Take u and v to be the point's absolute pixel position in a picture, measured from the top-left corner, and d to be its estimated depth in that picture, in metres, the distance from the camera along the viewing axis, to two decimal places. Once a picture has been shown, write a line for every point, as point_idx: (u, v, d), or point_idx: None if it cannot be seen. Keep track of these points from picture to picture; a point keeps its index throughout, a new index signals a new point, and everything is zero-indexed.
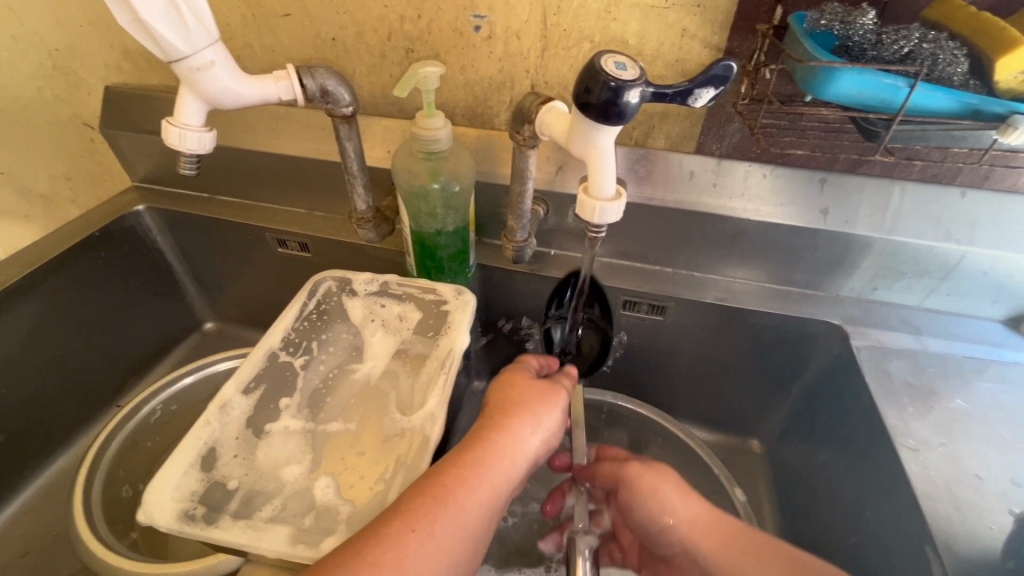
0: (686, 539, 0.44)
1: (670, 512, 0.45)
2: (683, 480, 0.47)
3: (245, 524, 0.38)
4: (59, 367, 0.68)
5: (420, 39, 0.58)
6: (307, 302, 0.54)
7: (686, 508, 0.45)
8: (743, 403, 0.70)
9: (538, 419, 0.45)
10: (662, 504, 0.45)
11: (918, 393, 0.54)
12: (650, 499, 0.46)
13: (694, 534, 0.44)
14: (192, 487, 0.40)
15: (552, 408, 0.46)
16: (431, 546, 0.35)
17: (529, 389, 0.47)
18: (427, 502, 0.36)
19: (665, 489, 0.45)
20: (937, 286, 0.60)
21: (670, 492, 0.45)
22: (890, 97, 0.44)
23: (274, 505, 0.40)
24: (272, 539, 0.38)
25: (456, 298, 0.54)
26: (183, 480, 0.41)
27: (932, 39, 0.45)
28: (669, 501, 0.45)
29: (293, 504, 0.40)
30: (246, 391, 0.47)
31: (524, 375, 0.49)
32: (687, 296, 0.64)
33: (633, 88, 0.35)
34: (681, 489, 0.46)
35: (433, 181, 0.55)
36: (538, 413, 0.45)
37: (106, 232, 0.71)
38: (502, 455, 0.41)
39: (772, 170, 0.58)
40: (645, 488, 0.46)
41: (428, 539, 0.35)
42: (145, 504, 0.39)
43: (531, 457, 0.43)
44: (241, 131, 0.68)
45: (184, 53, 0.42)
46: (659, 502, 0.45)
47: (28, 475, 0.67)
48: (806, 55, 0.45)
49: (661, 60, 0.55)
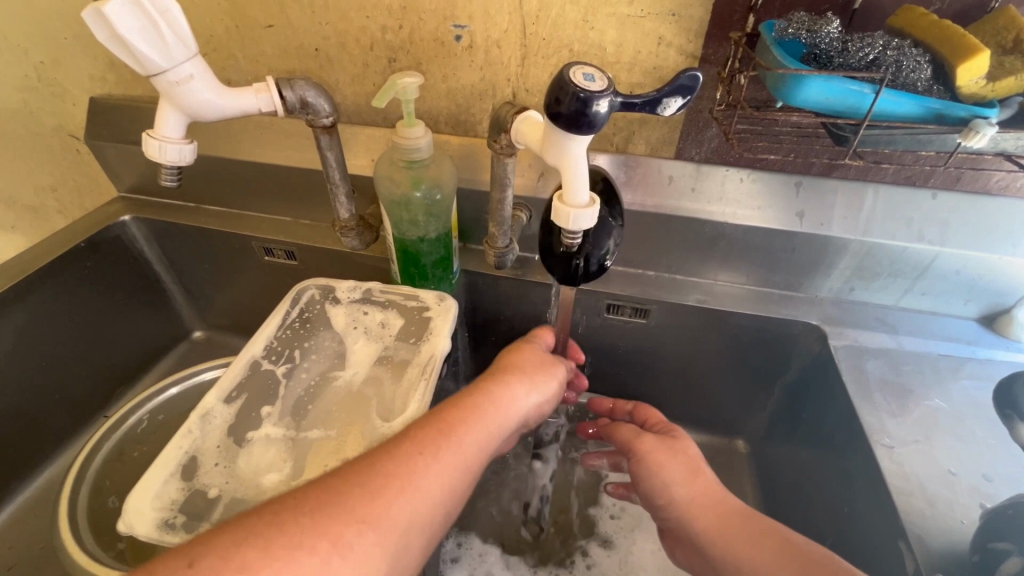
0: (684, 516, 0.46)
1: (671, 488, 0.47)
2: (695, 461, 0.48)
3: None
4: (45, 378, 0.68)
5: (402, 49, 0.59)
6: (290, 310, 0.55)
7: (688, 488, 0.46)
8: (728, 403, 0.71)
9: (536, 381, 0.47)
10: (665, 479, 0.47)
11: (894, 391, 0.55)
12: (655, 473, 0.48)
13: (692, 511, 0.45)
14: (172, 496, 0.41)
15: (551, 373, 0.48)
16: (437, 468, 0.36)
17: (530, 354, 0.50)
18: (434, 432, 0.38)
19: (670, 467, 0.48)
20: (913, 286, 0.61)
21: (677, 470, 0.47)
22: (857, 103, 0.46)
23: None
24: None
25: (438, 304, 0.55)
26: (164, 489, 0.41)
27: (896, 47, 0.46)
28: (672, 479, 0.47)
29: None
30: (228, 399, 0.47)
31: (532, 346, 0.51)
32: (670, 299, 0.65)
33: (601, 98, 0.36)
34: (688, 469, 0.47)
35: (415, 189, 0.56)
36: (536, 374, 0.47)
37: (92, 242, 0.72)
38: (503, 402, 0.43)
39: (750, 174, 0.59)
40: (653, 465, 0.49)
41: (437, 462, 0.36)
42: (125, 514, 0.39)
43: (525, 411, 0.45)
44: (226, 141, 0.69)
45: (162, 67, 0.42)
46: (666, 474, 0.48)
47: (14, 489, 0.67)
48: (775, 62, 0.47)
49: (639, 67, 0.56)
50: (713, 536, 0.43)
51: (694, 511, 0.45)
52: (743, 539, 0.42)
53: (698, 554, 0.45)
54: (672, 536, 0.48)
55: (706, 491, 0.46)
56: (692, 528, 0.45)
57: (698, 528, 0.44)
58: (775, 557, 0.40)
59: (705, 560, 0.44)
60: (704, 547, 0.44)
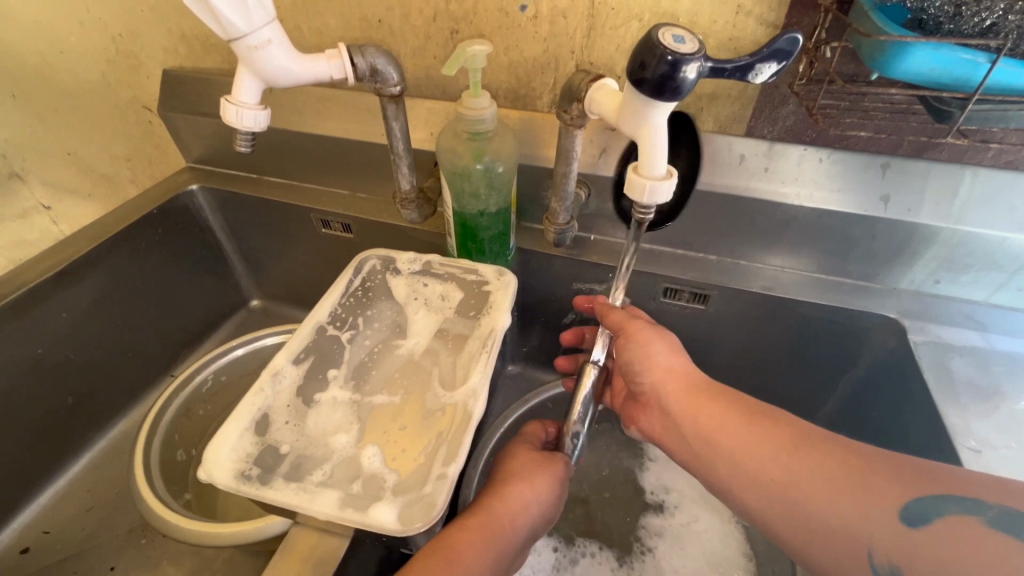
0: (655, 381, 0.50)
1: (652, 360, 0.51)
2: (676, 341, 0.52)
3: (296, 486, 0.40)
4: (121, 335, 0.73)
5: (465, 19, 0.58)
6: (353, 278, 0.55)
7: (668, 361, 0.50)
8: (787, 398, 0.68)
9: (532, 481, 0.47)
10: (651, 356, 0.51)
11: (980, 392, 0.52)
12: (639, 348, 0.51)
13: (666, 378, 0.50)
14: (248, 449, 0.42)
15: (543, 471, 0.48)
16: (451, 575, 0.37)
17: (525, 460, 0.49)
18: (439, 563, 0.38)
19: (655, 346, 0.51)
20: (1007, 281, 0.57)
21: (658, 347, 0.51)
22: (968, 74, 0.41)
23: (324, 470, 0.41)
24: (321, 503, 0.39)
25: (498, 279, 0.54)
26: (239, 442, 0.42)
27: (1019, 11, 0.42)
28: (654, 353, 0.51)
29: (340, 471, 0.41)
30: (296, 360, 0.48)
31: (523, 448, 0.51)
32: (731, 285, 0.62)
33: (692, 61, 0.34)
34: (669, 348, 0.51)
35: (477, 162, 0.55)
36: (530, 478, 0.47)
37: (163, 210, 0.75)
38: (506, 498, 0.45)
39: (829, 154, 0.55)
40: (637, 342, 0.51)
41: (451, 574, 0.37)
42: (205, 462, 0.40)
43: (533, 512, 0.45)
44: (289, 113, 0.70)
45: (243, 31, 0.43)
46: (645, 351, 0.51)
47: (93, 436, 0.72)
48: (875, 30, 0.43)
49: (713, 38, 0.53)
50: (680, 401, 0.48)
51: (666, 380, 0.49)
52: (703, 404, 0.47)
53: (662, 414, 0.50)
54: (645, 401, 0.52)
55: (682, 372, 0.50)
56: (661, 394, 0.50)
57: (669, 395, 0.49)
58: (730, 412, 0.45)
59: (669, 419, 0.49)
60: (670, 409, 0.49)
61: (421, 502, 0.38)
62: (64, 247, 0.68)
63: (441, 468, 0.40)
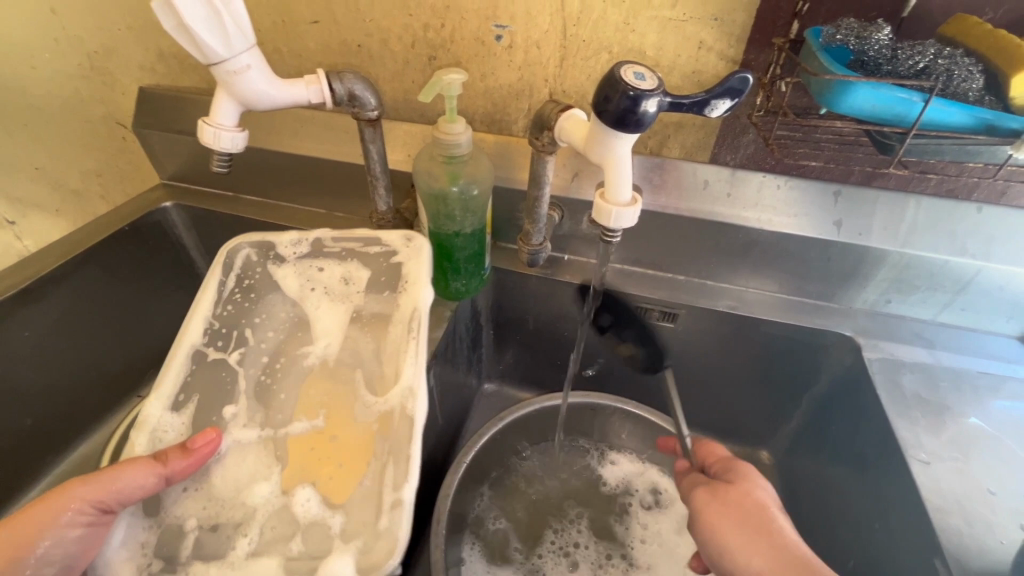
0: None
1: (728, 551, 0.43)
2: (757, 511, 0.44)
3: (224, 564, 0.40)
4: (85, 354, 0.71)
5: (443, 47, 0.60)
6: (225, 278, 0.54)
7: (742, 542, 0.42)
8: (753, 413, 0.70)
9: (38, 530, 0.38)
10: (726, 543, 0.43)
11: (931, 408, 0.55)
12: (709, 532, 0.44)
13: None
14: (141, 539, 0.41)
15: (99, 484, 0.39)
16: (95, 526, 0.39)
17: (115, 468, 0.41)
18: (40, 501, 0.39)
19: (720, 522, 0.44)
20: (952, 302, 0.60)
21: (730, 526, 0.43)
22: (905, 111, 0.45)
23: (253, 535, 0.42)
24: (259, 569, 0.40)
25: (406, 244, 0.56)
26: (128, 533, 0.40)
27: (947, 55, 0.46)
28: (726, 537, 0.43)
29: (276, 526, 0.42)
30: (173, 408, 0.47)
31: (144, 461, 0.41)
32: (699, 304, 0.64)
33: (651, 97, 0.37)
34: (746, 523, 0.43)
35: (452, 184, 0.57)
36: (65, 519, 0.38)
37: (135, 227, 0.74)
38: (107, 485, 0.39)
39: (787, 181, 0.58)
40: (704, 521, 0.45)
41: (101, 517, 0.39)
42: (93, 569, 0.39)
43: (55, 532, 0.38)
44: (268, 133, 0.70)
45: (223, 56, 0.44)
46: (722, 533, 0.43)
47: (52, 460, 0.69)
48: (821, 69, 0.46)
49: (678, 71, 0.56)
50: None
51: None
52: None
53: None
54: None
55: (779, 554, 0.40)
56: None
57: None
58: None
59: None
60: None
61: (382, 540, 0.39)
62: (29, 264, 0.67)
63: (395, 494, 0.41)
